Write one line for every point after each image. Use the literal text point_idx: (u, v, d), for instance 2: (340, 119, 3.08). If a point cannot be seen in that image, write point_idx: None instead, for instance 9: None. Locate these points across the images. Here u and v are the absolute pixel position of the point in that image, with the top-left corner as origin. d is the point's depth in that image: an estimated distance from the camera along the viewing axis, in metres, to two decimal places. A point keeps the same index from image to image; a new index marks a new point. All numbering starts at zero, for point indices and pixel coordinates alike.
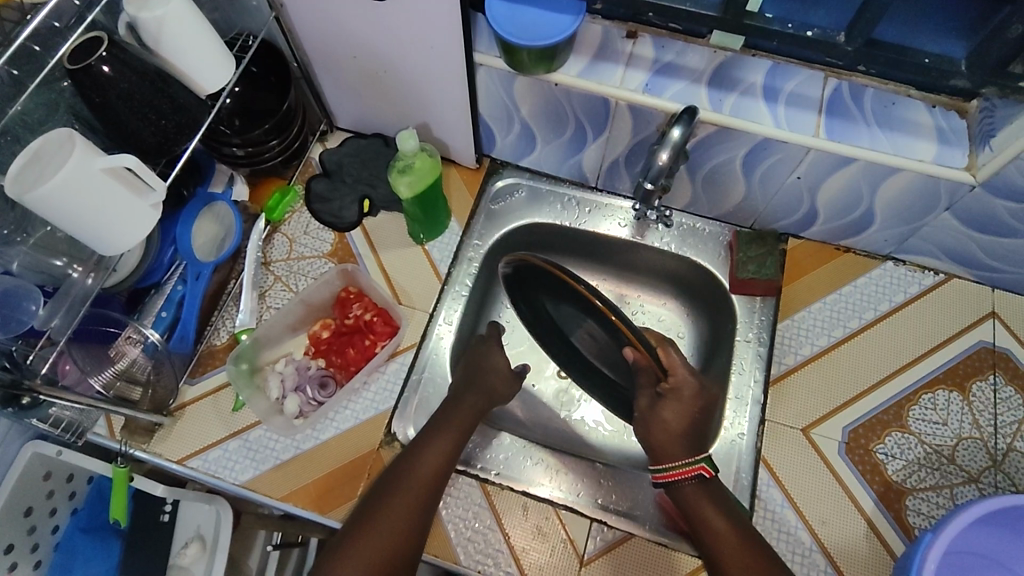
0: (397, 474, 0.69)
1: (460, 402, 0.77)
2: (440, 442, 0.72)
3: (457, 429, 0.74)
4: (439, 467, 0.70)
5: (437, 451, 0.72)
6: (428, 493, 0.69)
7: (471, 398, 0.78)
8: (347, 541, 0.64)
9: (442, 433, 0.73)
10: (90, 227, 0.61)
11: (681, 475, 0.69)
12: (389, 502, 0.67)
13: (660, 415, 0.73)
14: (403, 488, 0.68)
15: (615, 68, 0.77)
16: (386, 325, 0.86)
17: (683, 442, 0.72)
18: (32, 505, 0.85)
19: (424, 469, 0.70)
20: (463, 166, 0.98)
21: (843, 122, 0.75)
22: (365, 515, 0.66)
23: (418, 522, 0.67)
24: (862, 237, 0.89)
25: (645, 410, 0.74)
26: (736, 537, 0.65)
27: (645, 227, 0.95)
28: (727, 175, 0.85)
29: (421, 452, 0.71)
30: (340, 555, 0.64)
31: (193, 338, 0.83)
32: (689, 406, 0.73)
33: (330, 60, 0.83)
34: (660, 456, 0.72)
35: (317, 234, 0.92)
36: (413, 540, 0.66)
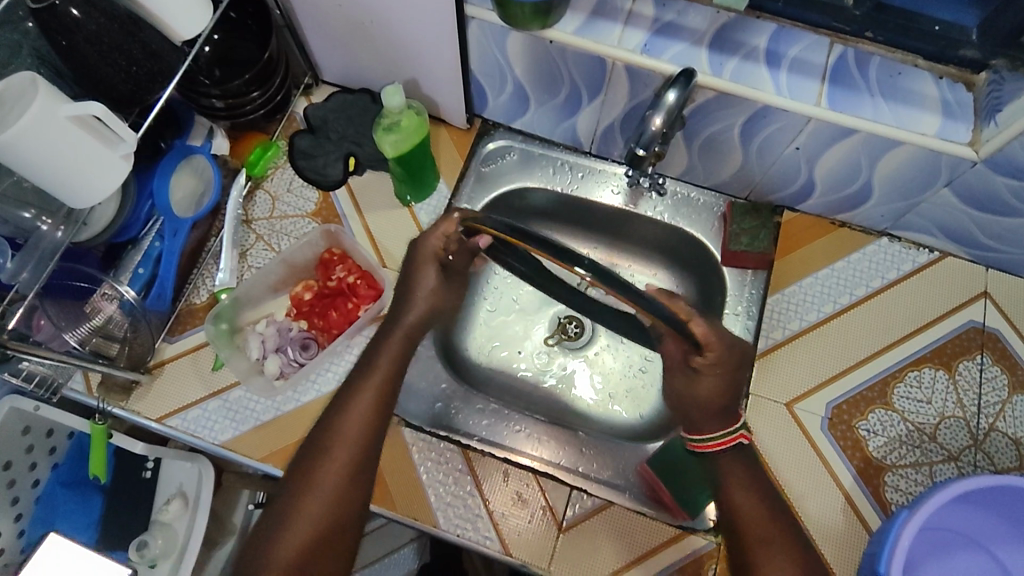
0: (321, 441, 0.65)
1: (377, 352, 0.72)
2: (361, 402, 0.67)
3: (378, 383, 0.69)
4: (366, 428, 0.66)
5: (361, 411, 0.67)
6: (359, 459, 0.65)
7: (391, 351, 0.72)
8: (281, 518, 0.62)
9: (360, 391, 0.68)
10: (59, 176, 0.58)
11: (716, 446, 0.68)
12: (317, 473, 0.63)
13: (693, 385, 0.69)
14: (330, 457, 0.64)
15: (613, 26, 0.74)
16: (369, 289, 0.84)
17: (716, 413, 0.69)
18: (11, 459, 0.84)
19: (350, 432, 0.66)
20: (454, 126, 0.95)
21: (846, 92, 0.72)
22: (295, 486, 0.63)
23: (352, 491, 0.63)
24: (859, 211, 0.87)
25: (680, 386, 0.71)
26: (745, 508, 0.65)
27: (639, 195, 0.93)
28: (725, 142, 0.82)
29: (343, 415, 0.67)
30: (275, 534, 0.61)
31: (171, 296, 0.81)
32: (727, 376, 0.68)
33: (315, 9, 0.79)
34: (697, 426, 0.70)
35: (300, 192, 0.89)
36: (352, 509, 0.63)
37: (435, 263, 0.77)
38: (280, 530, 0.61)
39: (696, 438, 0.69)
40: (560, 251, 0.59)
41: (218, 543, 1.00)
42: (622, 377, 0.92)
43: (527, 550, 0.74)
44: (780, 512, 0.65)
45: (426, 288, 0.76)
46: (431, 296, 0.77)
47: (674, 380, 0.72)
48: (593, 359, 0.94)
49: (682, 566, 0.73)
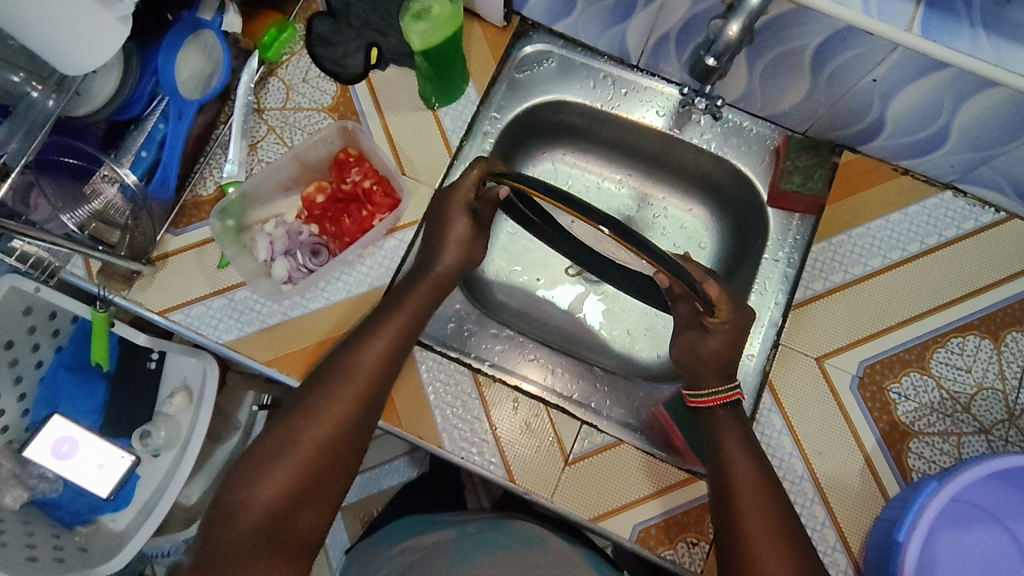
0: (332, 375, 0.63)
1: (404, 293, 0.69)
2: (382, 335, 0.66)
3: (400, 325, 0.67)
4: (380, 371, 0.64)
5: (382, 341, 0.66)
6: (371, 399, 0.63)
7: (418, 292, 0.69)
8: (280, 445, 0.59)
9: (382, 329, 0.66)
10: (44, 34, 0.52)
11: (718, 400, 0.67)
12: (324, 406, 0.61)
13: (702, 343, 0.68)
14: (346, 381, 0.63)
15: None
16: (386, 198, 0.79)
17: (721, 371, 0.68)
18: (13, 339, 0.82)
19: (363, 370, 0.64)
20: (489, 23, 0.85)
21: (943, 19, 0.62)
22: (298, 414, 0.61)
23: (354, 430, 0.62)
24: (926, 160, 0.79)
25: (688, 342, 0.69)
26: (741, 475, 0.62)
27: (685, 119, 0.84)
28: (792, 66, 0.73)
29: (359, 352, 0.65)
30: (272, 460, 0.58)
31: (174, 185, 0.75)
32: (736, 338, 0.68)
33: None
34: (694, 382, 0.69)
35: (317, 83, 0.82)
36: (353, 447, 0.62)
37: (467, 215, 0.72)
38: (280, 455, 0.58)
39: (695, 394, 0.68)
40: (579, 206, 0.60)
41: (222, 437, 1.01)
42: (642, 315, 0.88)
43: (532, 479, 0.72)
44: (775, 485, 0.63)
45: (459, 239, 0.72)
46: (460, 245, 0.72)
47: (683, 337, 0.70)
48: (614, 293, 0.90)
49: (688, 509, 0.71)
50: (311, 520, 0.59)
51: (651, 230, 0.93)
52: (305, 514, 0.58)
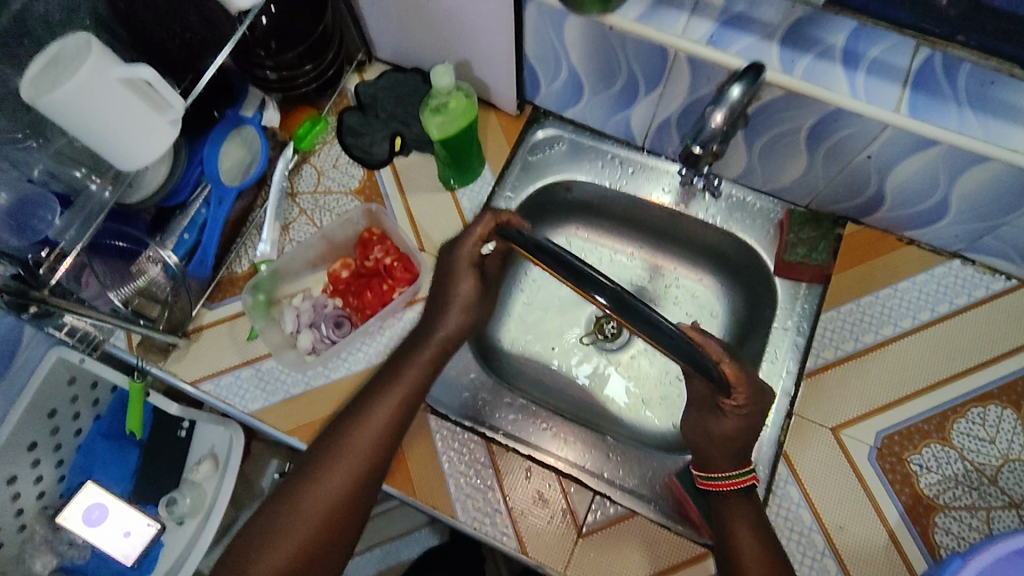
0: (341, 438, 0.66)
1: (410, 356, 0.72)
2: (392, 395, 0.68)
3: (408, 387, 0.69)
4: (379, 446, 0.66)
5: (391, 400, 0.68)
6: (369, 473, 0.65)
7: (418, 365, 0.71)
8: (286, 512, 0.62)
9: (388, 391, 0.69)
10: (103, 138, 0.59)
11: (733, 484, 0.65)
12: (320, 483, 0.64)
13: (717, 424, 0.67)
14: (357, 439, 0.66)
15: (678, 16, 0.69)
16: (406, 272, 0.84)
17: (736, 454, 0.67)
18: (57, 408, 0.87)
19: (364, 439, 0.66)
20: (503, 111, 0.92)
21: (929, 99, 0.66)
22: (299, 483, 0.64)
23: (361, 492, 0.65)
24: (930, 230, 0.81)
25: (703, 421, 0.69)
26: (746, 550, 0.62)
27: (691, 196, 0.88)
28: (789, 145, 0.77)
29: (370, 409, 0.67)
30: (271, 533, 0.62)
31: (212, 264, 0.81)
32: (754, 423, 0.67)
33: None
34: (706, 463, 0.68)
35: (346, 169, 0.89)
36: (350, 519, 0.64)
37: (473, 274, 0.75)
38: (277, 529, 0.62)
39: (708, 476, 0.67)
40: (581, 278, 0.60)
41: (245, 505, 1.03)
42: (657, 383, 0.89)
43: (545, 551, 0.72)
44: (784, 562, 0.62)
45: (464, 300, 0.75)
46: (471, 310, 0.75)
47: (697, 416, 0.70)
48: (628, 363, 0.91)
49: None
50: (326, 567, 0.63)
51: (663, 300, 0.95)
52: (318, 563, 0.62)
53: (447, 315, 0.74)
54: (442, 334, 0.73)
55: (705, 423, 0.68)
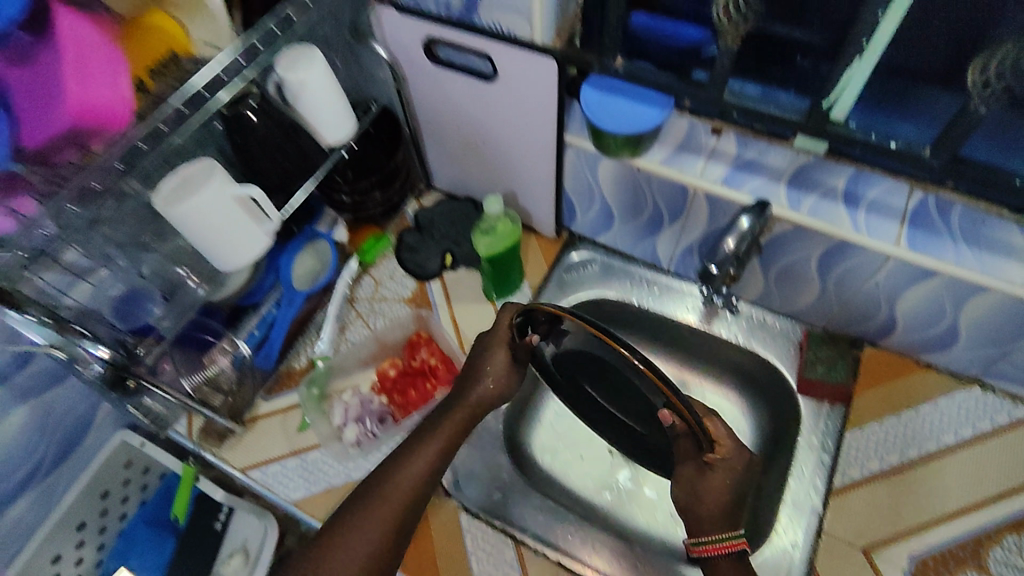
0: (374, 492, 0.64)
1: (440, 421, 0.71)
2: (425, 451, 0.67)
3: (438, 447, 0.68)
4: (400, 515, 0.63)
5: (422, 458, 0.67)
6: (373, 566, 0.60)
7: (436, 444, 0.68)
8: (321, 559, 0.59)
9: (421, 448, 0.68)
10: (209, 243, 0.70)
11: (723, 550, 0.61)
12: (333, 556, 0.59)
13: (705, 481, 0.65)
14: (388, 493, 0.64)
15: (696, 159, 0.80)
16: (448, 372, 0.91)
17: (724, 517, 0.64)
18: (110, 489, 0.93)
19: (397, 494, 0.64)
20: (542, 236, 1.04)
21: (926, 234, 0.74)
22: (333, 534, 0.61)
23: (389, 551, 0.62)
24: (946, 355, 0.85)
25: (689, 478, 0.66)
26: None
27: (713, 315, 0.95)
28: (801, 272, 0.85)
29: (402, 466, 0.66)
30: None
31: (276, 357, 0.90)
32: (736, 479, 0.65)
33: (439, 131, 0.95)
34: (695, 528, 0.64)
35: (400, 280, 1.00)
36: None
37: (506, 349, 0.74)
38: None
39: (697, 542, 0.62)
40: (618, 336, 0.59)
41: None
42: None
43: None
44: None
45: (495, 371, 0.73)
46: (500, 380, 0.73)
47: (682, 471, 0.68)
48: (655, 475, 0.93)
49: None
50: None
51: None
52: None
53: (478, 384, 0.73)
54: (473, 399, 0.72)
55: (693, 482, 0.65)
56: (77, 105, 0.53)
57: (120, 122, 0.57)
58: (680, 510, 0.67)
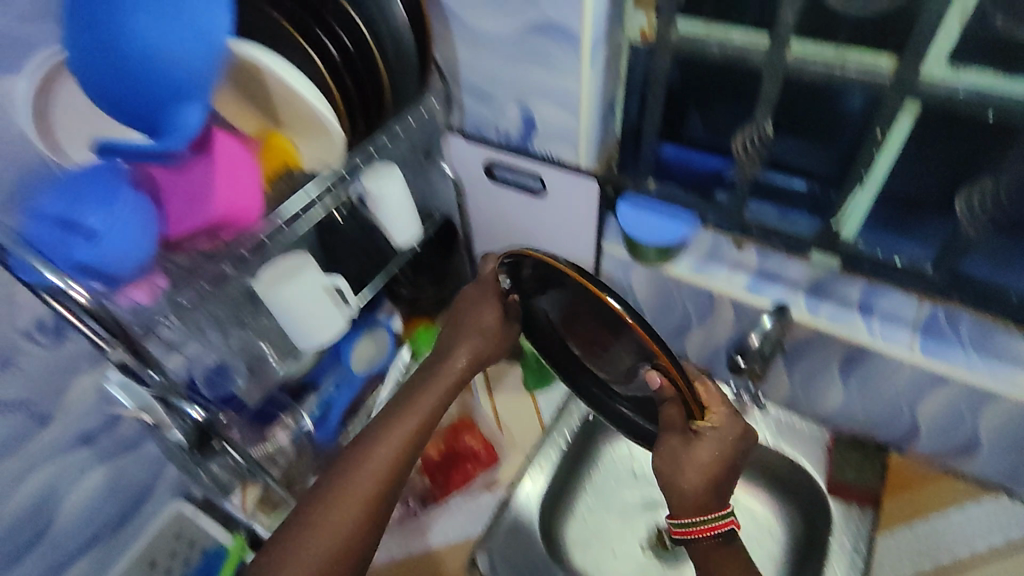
0: (350, 459, 0.69)
1: (417, 394, 0.77)
2: (404, 424, 0.74)
3: (415, 422, 0.74)
4: (378, 481, 0.68)
5: (399, 427, 0.73)
6: (355, 531, 0.65)
7: (407, 426, 0.74)
8: (304, 524, 0.64)
9: (398, 420, 0.74)
10: (295, 325, 0.81)
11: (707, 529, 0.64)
12: (301, 546, 0.62)
13: (693, 453, 0.64)
14: (366, 459, 0.69)
15: (721, 268, 0.89)
16: (489, 456, 0.99)
17: (711, 487, 0.65)
18: None
19: (375, 459, 0.69)
20: None
21: (938, 343, 0.79)
22: (314, 508, 0.65)
23: (370, 515, 0.66)
24: (971, 462, 0.89)
25: (672, 449, 0.66)
26: None
27: (742, 414, 0.99)
28: (824, 376, 0.91)
29: (377, 438, 0.71)
30: (287, 547, 0.62)
31: (336, 432, 0.97)
32: (726, 448, 0.65)
33: (491, 238, 1.09)
34: (680, 504, 0.65)
35: (444, 369, 1.08)
36: (360, 543, 0.65)
37: (496, 301, 0.80)
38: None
39: (682, 523, 0.65)
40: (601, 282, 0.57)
41: None
42: None
43: None
44: None
45: (488, 330, 0.81)
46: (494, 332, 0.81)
47: (666, 443, 0.67)
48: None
49: None
50: None
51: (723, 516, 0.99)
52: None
53: (462, 340, 0.81)
54: (461, 354, 0.80)
55: (679, 451, 0.65)
56: (226, 207, 0.65)
57: (247, 220, 0.67)
58: (663, 477, 0.66)
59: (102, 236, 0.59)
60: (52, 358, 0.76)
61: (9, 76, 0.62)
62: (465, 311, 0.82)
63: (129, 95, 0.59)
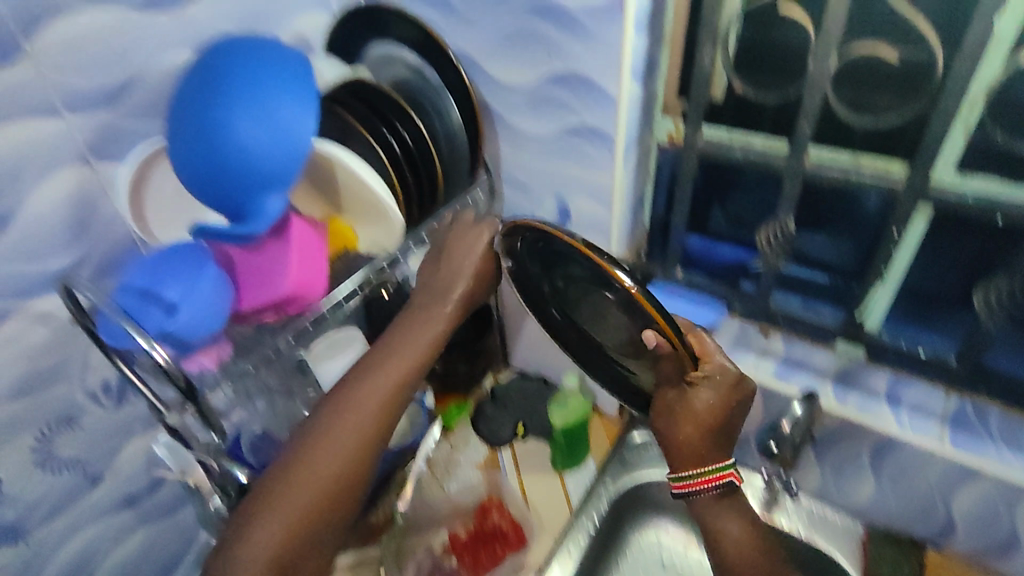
0: (342, 399, 0.64)
1: (410, 333, 0.69)
2: (398, 363, 0.67)
3: (410, 362, 0.67)
4: (371, 426, 0.63)
5: (393, 367, 0.66)
6: (342, 479, 0.61)
7: (397, 363, 0.67)
8: (287, 470, 0.60)
9: (392, 357, 0.67)
10: None
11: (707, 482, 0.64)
12: (280, 493, 0.59)
13: (691, 404, 0.64)
14: (360, 402, 0.64)
15: (749, 354, 0.92)
16: (517, 537, 0.98)
17: (712, 439, 0.64)
18: None
19: (370, 400, 0.64)
20: (605, 416, 1.16)
21: (968, 437, 0.80)
22: (299, 453, 0.61)
23: (362, 462, 0.62)
24: (1014, 564, 0.86)
25: (668, 403, 0.66)
26: None
27: (775, 504, 0.97)
28: (855, 466, 0.91)
29: (372, 376, 0.65)
30: (270, 494, 0.59)
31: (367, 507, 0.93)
32: (727, 395, 0.65)
33: (522, 320, 1.14)
34: (678, 457, 0.65)
35: (474, 446, 1.12)
36: (347, 491, 0.61)
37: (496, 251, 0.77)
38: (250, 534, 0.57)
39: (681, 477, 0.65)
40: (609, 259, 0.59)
41: None
42: None
43: None
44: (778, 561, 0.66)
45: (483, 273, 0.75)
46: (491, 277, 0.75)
47: (662, 397, 0.67)
48: None
49: None
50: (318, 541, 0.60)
51: None
52: (315, 532, 0.59)
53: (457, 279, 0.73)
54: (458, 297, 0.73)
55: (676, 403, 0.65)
56: (296, 283, 0.72)
57: (312, 289, 0.74)
58: (658, 428, 0.67)
59: (179, 307, 0.65)
60: (112, 421, 0.80)
61: (116, 164, 0.71)
62: (453, 252, 0.76)
63: (223, 188, 0.66)
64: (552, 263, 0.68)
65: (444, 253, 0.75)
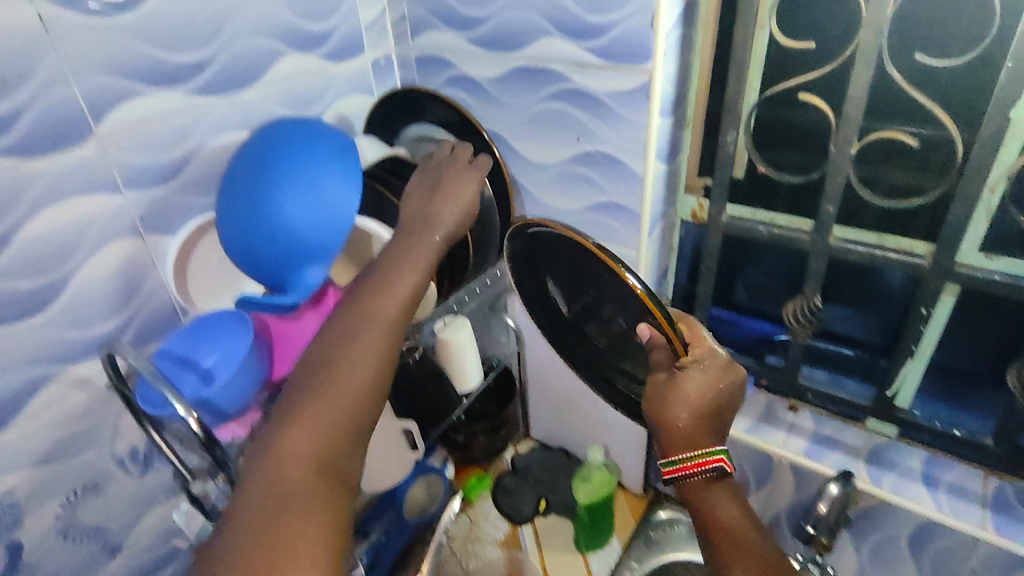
0: (353, 309, 0.60)
1: (406, 248, 0.65)
2: (404, 276, 0.63)
3: (416, 274, 0.63)
4: (390, 334, 0.60)
5: (401, 278, 0.63)
6: (369, 390, 0.56)
7: (407, 278, 0.63)
8: (309, 388, 0.55)
9: (400, 269, 0.63)
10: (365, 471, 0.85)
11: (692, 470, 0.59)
12: (310, 413, 0.53)
13: (683, 388, 0.61)
14: (372, 312, 0.60)
15: (778, 432, 0.91)
16: None
17: (708, 422, 0.61)
18: None
19: (385, 310, 0.60)
20: (628, 491, 1.13)
21: (1012, 521, 0.77)
22: (318, 372, 0.56)
23: (383, 377, 0.58)
24: None
25: (657, 386, 0.63)
26: None
27: None
28: (897, 554, 0.86)
29: (379, 288, 0.61)
30: (295, 413, 0.53)
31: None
32: (720, 375, 0.62)
33: (544, 389, 1.13)
34: (666, 446, 0.62)
35: (495, 522, 1.08)
36: (375, 402, 0.56)
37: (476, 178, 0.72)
38: (268, 479, 0.49)
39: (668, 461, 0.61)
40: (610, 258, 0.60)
41: None
42: None
43: None
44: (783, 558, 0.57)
45: (461, 199, 0.70)
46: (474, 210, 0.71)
47: (652, 382, 0.64)
48: None
49: None
50: (354, 461, 0.53)
51: None
52: (347, 448, 0.53)
53: (441, 204, 0.69)
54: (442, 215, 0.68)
55: (666, 395, 0.61)
56: None
57: None
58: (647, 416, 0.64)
59: (213, 372, 0.67)
60: (136, 488, 0.80)
61: (165, 236, 0.74)
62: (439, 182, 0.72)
63: (271, 258, 0.68)
64: (567, 269, 0.69)
65: (437, 187, 0.71)
